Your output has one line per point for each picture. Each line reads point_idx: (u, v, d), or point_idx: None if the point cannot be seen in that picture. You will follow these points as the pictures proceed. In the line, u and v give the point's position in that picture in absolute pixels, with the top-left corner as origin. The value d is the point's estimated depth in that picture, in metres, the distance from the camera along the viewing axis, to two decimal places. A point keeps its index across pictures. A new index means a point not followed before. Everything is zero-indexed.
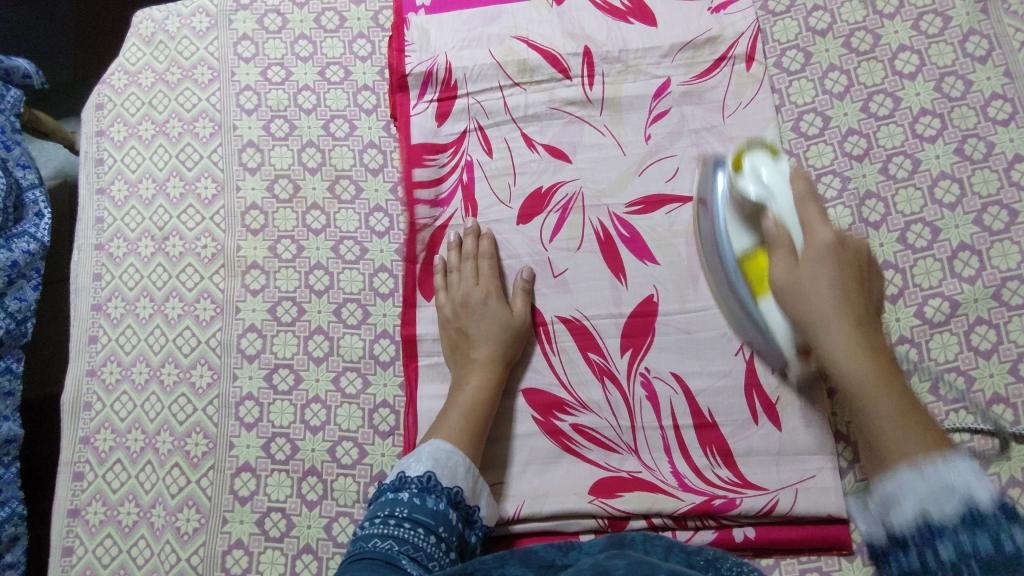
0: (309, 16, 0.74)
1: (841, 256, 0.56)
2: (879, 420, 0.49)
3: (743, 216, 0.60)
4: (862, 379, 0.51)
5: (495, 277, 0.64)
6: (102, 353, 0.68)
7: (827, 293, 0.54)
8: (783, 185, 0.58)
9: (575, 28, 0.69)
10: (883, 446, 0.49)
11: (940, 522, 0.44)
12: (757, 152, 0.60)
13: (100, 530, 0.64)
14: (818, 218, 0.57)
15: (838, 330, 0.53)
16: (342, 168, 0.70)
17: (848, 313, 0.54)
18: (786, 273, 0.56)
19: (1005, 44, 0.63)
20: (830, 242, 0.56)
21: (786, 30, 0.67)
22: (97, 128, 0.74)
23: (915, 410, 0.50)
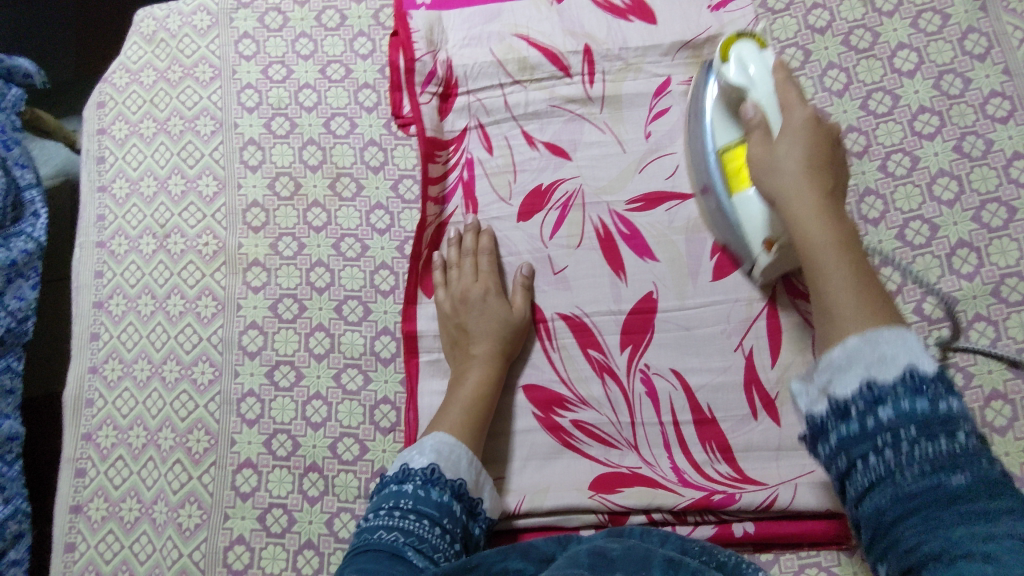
0: (310, 15, 0.75)
1: (818, 134, 0.54)
2: (814, 240, 0.50)
3: (727, 108, 0.60)
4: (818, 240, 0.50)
5: (493, 273, 0.64)
6: (104, 350, 0.68)
7: (795, 160, 0.53)
8: (764, 83, 0.57)
9: (576, 26, 0.69)
10: (825, 273, 0.48)
11: (881, 385, 0.42)
12: (747, 40, 0.58)
13: (102, 527, 0.64)
14: (799, 103, 0.55)
15: (807, 199, 0.51)
16: (343, 165, 0.70)
17: (819, 176, 0.52)
18: (762, 150, 0.55)
19: (1004, 42, 0.64)
20: (807, 119, 0.54)
21: (785, 28, 0.68)
22: (99, 126, 0.74)
23: (874, 286, 0.47)
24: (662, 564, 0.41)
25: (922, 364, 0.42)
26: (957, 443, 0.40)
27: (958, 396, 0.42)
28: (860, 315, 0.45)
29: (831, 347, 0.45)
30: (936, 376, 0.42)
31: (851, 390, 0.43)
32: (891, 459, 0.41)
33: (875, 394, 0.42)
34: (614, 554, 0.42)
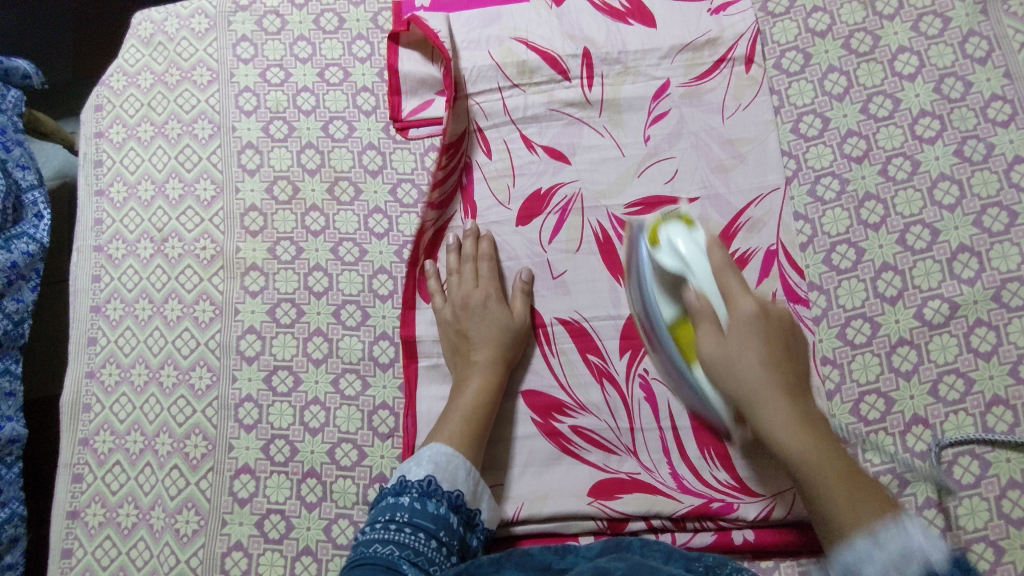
0: (308, 18, 0.74)
1: (768, 328, 0.53)
2: (816, 462, 0.47)
3: (666, 286, 0.58)
4: (796, 455, 0.48)
5: (492, 278, 0.64)
6: (101, 355, 0.68)
7: (752, 364, 0.52)
8: (701, 258, 0.55)
9: (575, 30, 0.69)
10: (812, 494, 0.47)
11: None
12: (675, 224, 0.58)
13: (99, 532, 0.64)
14: (743, 294, 0.54)
15: (772, 406, 0.50)
16: (342, 169, 0.70)
17: (780, 370, 0.52)
18: (714, 348, 0.54)
19: (1005, 45, 0.63)
20: (756, 313, 0.53)
21: (785, 31, 0.67)
22: (96, 129, 0.74)
23: (836, 448, 0.49)
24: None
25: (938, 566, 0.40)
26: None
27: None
28: (848, 497, 0.45)
29: (838, 545, 0.44)
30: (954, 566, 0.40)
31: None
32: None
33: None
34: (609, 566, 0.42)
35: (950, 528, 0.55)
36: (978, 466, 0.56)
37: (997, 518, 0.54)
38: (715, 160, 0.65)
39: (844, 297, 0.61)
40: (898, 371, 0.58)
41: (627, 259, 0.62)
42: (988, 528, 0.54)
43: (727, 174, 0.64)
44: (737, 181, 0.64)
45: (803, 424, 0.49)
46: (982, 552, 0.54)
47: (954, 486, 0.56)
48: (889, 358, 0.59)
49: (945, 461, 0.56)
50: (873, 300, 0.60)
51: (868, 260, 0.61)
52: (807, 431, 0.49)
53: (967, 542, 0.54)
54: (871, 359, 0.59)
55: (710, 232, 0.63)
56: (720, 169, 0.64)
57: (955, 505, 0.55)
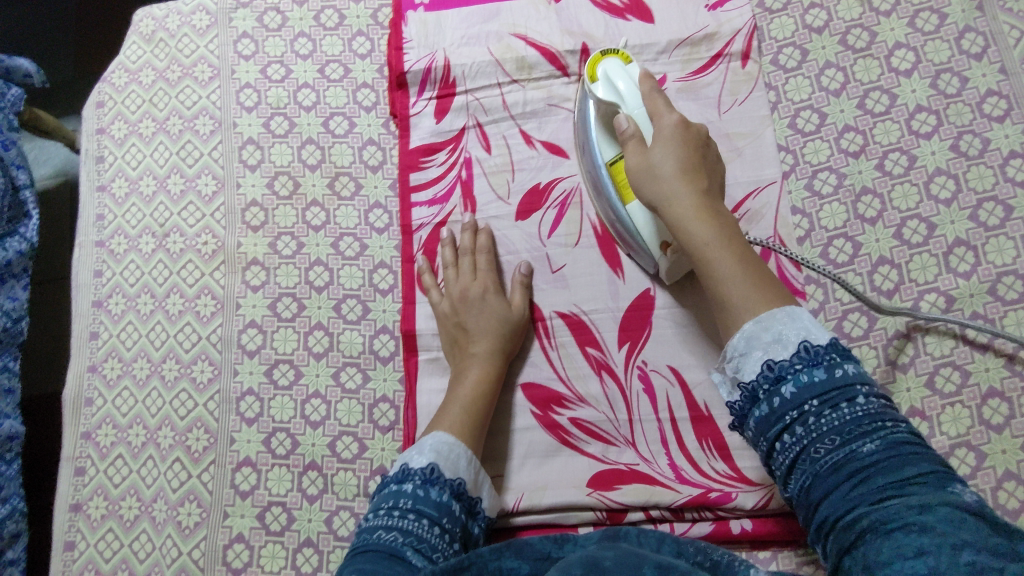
0: (309, 14, 0.75)
1: (688, 136, 0.55)
2: (717, 258, 0.50)
3: (605, 125, 0.61)
4: (698, 245, 0.51)
5: (490, 270, 0.65)
6: (103, 349, 0.68)
7: (671, 158, 0.53)
8: (633, 91, 0.57)
9: (574, 25, 0.70)
10: (728, 299, 0.49)
11: (780, 363, 0.46)
12: (611, 59, 0.60)
13: (102, 525, 0.64)
14: (666, 108, 0.56)
15: (688, 207, 0.52)
16: (342, 164, 0.70)
17: (693, 175, 0.53)
18: (638, 158, 0.55)
19: (1001, 41, 0.64)
20: (677, 125, 0.55)
21: (783, 28, 0.68)
22: (98, 125, 0.75)
23: (743, 247, 0.51)
24: (649, 564, 0.41)
25: (813, 338, 0.47)
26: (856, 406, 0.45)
27: (852, 362, 0.46)
28: (754, 300, 0.49)
29: (732, 333, 0.49)
30: (830, 347, 0.46)
31: (751, 375, 0.47)
32: (806, 435, 0.45)
33: (777, 373, 0.46)
34: (607, 553, 0.43)
35: None
36: (974, 457, 0.56)
37: (993, 508, 0.55)
38: None
39: (841, 290, 0.61)
40: (894, 364, 0.59)
41: (579, 119, 0.64)
42: None
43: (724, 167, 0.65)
44: (734, 174, 0.65)
45: (709, 216, 0.51)
46: None
47: None
48: (886, 351, 0.59)
49: (942, 452, 0.57)
50: (870, 294, 0.61)
51: (865, 254, 0.61)
52: (712, 219, 0.51)
53: None
54: (868, 352, 0.60)
55: None
56: None
57: None
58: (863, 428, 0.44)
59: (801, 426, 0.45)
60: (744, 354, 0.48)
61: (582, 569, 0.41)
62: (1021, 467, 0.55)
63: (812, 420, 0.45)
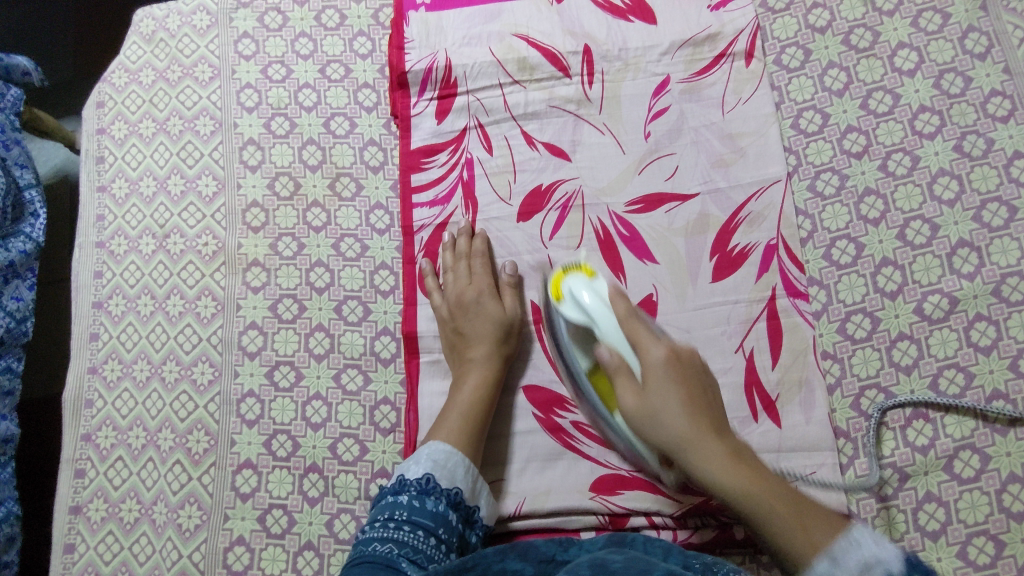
0: (309, 14, 0.75)
1: (681, 369, 0.53)
2: (763, 503, 0.48)
3: (580, 337, 0.59)
4: (740, 499, 0.49)
5: (483, 272, 0.64)
6: (103, 350, 0.68)
7: (678, 415, 0.52)
8: (601, 307, 0.56)
9: (576, 26, 0.69)
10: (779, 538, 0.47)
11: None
12: (574, 276, 0.59)
13: (102, 528, 0.64)
14: (651, 338, 0.54)
15: (704, 448, 0.51)
16: (343, 165, 0.70)
17: (702, 414, 0.52)
18: (636, 402, 0.53)
19: (1005, 41, 0.63)
20: (666, 360, 0.53)
21: (786, 27, 0.68)
22: (98, 126, 0.74)
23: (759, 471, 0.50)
24: (658, 570, 0.41)
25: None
26: None
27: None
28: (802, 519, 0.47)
29: None
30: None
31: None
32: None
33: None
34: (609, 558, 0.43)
35: (951, 522, 0.55)
36: (979, 460, 0.56)
37: (998, 512, 0.55)
38: (715, 156, 0.65)
39: (844, 292, 0.61)
40: (898, 366, 0.59)
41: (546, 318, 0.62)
42: (988, 522, 0.54)
43: (727, 169, 0.64)
44: (737, 176, 0.64)
45: (734, 458, 0.50)
46: (982, 546, 0.54)
47: (955, 481, 0.56)
48: (889, 352, 0.59)
49: (946, 455, 0.56)
50: (873, 295, 0.60)
51: (867, 256, 0.61)
52: (740, 464, 0.50)
53: (968, 536, 0.54)
54: (872, 354, 0.59)
55: (711, 227, 0.63)
56: (720, 165, 0.65)
57: (957, 499, 0.55)
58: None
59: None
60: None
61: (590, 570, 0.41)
62: None
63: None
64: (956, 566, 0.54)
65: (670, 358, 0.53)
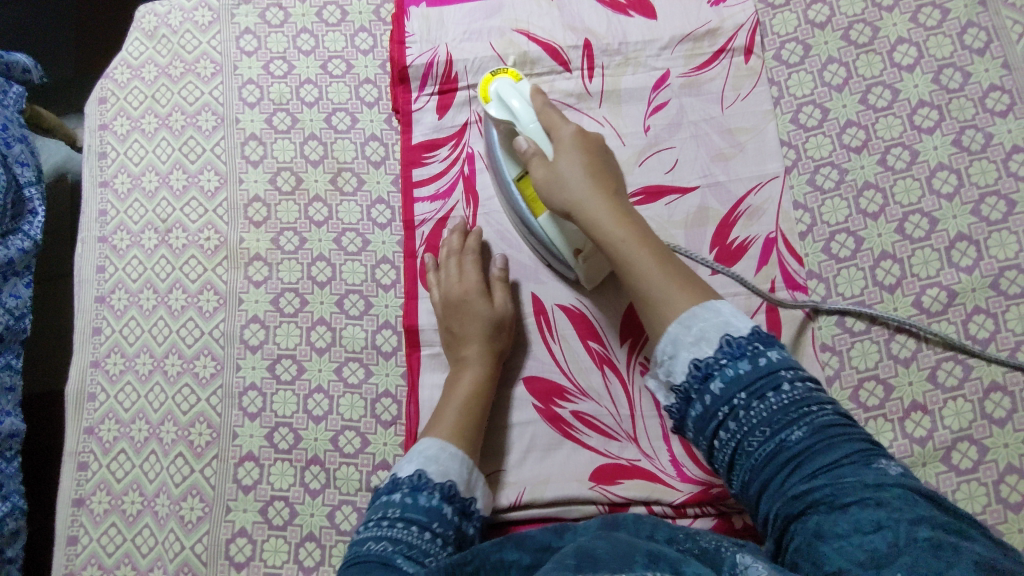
0: (310, 11, 0.75)
1: (587, 145, 0.59)
2: (650, 274, 0.52)
3: (507, 139, 0.63)
4: (626, 250, 0.53)
5: (475, 272, 0.64)
6: (105, 344, 0.69)
7: (580, 176, 0.57)
8: (526, 109, 0.60)
9: (576, 21, 0.70)
10: (657, 305, 0.51)
11: (704, 359, 0.48)
12: (502, 78, 0.62)
13: (104, 520, 0.64)
14: (563, 121, 0.60)
15: (601, 206, 0.55)
16: (344, 160, 0.70)
17: (603, 181, 0.57)
18: (546, 172, 0.58)
19: (1003, 36, 0.64)
20: (575, 137, 0.58)
21: (785, 23, 0.68)
22: (100, 121, 0.75)
23: (648, 234, 0.55)
24: (641, 551, 0.41)
25: (734, 329, 0.48)
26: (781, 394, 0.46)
27: (775, 348, 0.48)
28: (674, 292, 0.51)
29: (660, 338, 0.51)
30: (751, 337, 0.48)
31: (682, 376, 0.49)
32: (737, 430, 0.47)
33: (704, 371, 0.48)
34: (601, 541, 0.43)
35: None
36: (976, 451, 0.56)
37: (995, 503, 0.55)
38: (715, 149, 0.65)
39: (843, 285, 0.61)
40: (896, 358, 0.59)
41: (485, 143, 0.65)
42: (985, 512, 0.55)
43: (726, 163, 0.65)
44: (737, 169, 0.65)
45: (623, 218, 0.55)
46: None
47: (953, 472, 0.56)
48: (888, 345, 0.59)
49: (944, 446, 0.57)
50: (871, 288, 0.61)
51: (866, 249, 0.62)
52: (629, 223, 0.55)
53: None
54: (870, 346, 0.60)
55: (710, 220, 0.64)
56: (720, 159, 0.65)
57: (954, 490, 0.56)
58: (789, 417, 0.45)
59: (733, 422, 0.47)
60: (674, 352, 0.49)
61: (576, 561, 0.40)
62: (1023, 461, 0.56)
63: (744, 414, 0.46)
64: None
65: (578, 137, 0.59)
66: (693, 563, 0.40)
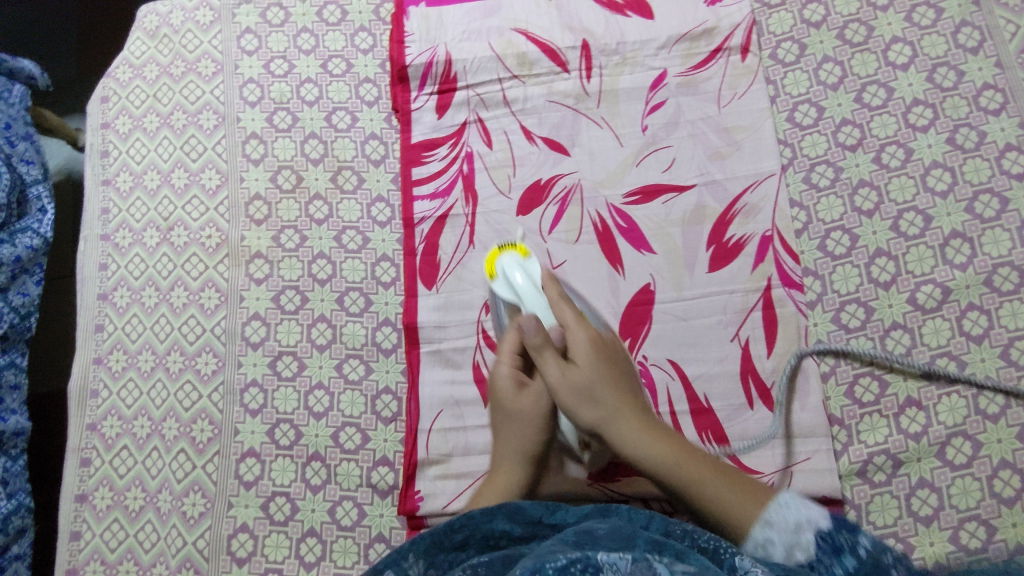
0: (311, 10, 0.76)
1: (604, 352, 0.56)
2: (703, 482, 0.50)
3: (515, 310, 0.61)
4: (671, 471, 0.51)
5: (509, 357, 0.59)
6: (108, 341, 0.69)
7: (614, 398, 0.54)
8: (532, 291, 0.59)
9: (574, 22, 0.70)
10: (724, 516, 0.48)
11: (806, 559, 0.44)
12: (509, 253, 0.62)
13: (107, 515, 0.65)
14: (578, 323, 0.57)
15: (629, 418, 0.54)
16: (344, 159, 0.71)
17: (630, 396, 0.55)
18: (566, 376, 0.55)
19: (997, 35, 0.64)
20: (592, 342, 0.56)
21: (781, 22, 0.68)
22: (102, 120, 0.75)
23: (681, 443, 0.53)
24: (641, 536, 0.42)
25: (816, 519, 0.45)
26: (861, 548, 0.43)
27: (862, 533, 0.44)
28: (733, 490, 0.50)
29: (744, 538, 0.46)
30: (837, 526, 0.45)
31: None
32: None
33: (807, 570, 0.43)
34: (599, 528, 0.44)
35: (943, 507, 0.56)
36: (970, 447, 0.57)
37: (989, 498, 0.56)
38: (711, 148, 0.66)
39: (839, 282, 0.62)
40: (891, 355, 0.60)
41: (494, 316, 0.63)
42: (979, 508, 0.55)
43: (723, 161, 0.65)
44: (733, 168, 0.65)
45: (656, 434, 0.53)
46: (974, 531, 0.55)
47: (947, 467, 0.57)
48: (883, 342, 0.60)
49: (938, 442, 0.57)
50: (867, 285, 0.61)
51: (862, 246, 0.62)
52: (661, 437, 0.53)
53: (960, 521, 0.55)
54: (865, 343, 0.60)
55: (707, 218, 0.64)
56: (716, 157, 0.66)
57: (949, 485, 0.56)
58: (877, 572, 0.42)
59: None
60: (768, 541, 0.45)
61: (575, 537, 0.43)
62: (1017, 456, 0.56)
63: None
64: (948, 550, 0.55)
65: (596, 347, 0.56)
66: (695, 554, 0.40)
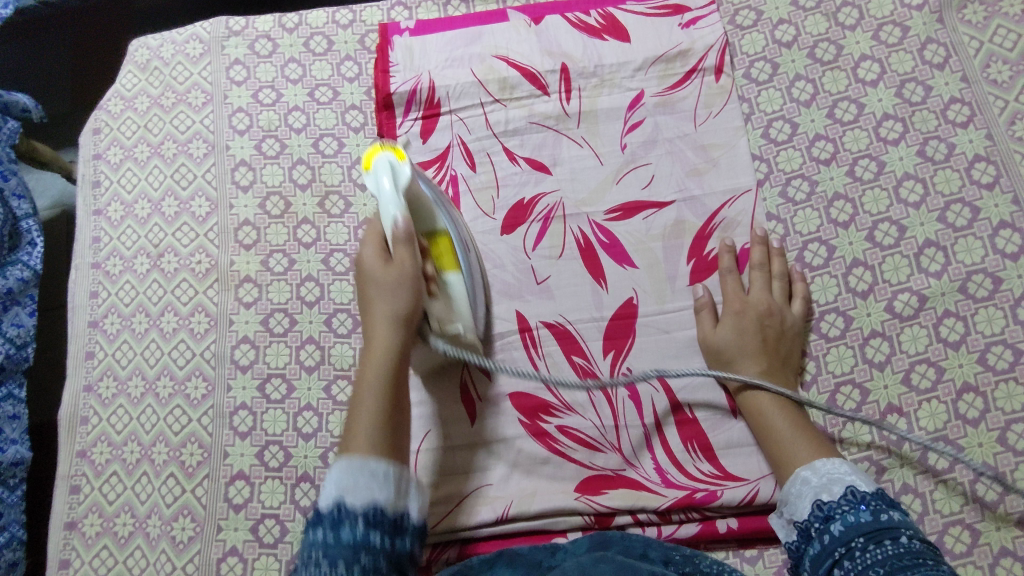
0: (298, 41, 0.78)
1: (792, 339, 0.61)
2: (795, 437, 0.56)
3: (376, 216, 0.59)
4: (785, 425, 0.57)
5: (374, 241, 0.57)
6: (98, 368, 0.70)
7: (753, 353, 0.60)
8: (392, 193, 0.56)
9: (553, 46, 0.72)
10: (794, 462, 0.55)
11: (828, 503, 0.51)
12: (383, 153, 0.58)
13: (97, 542, 0.65)
14: (789, 305, 0.62)
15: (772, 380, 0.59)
16: (332, 184, 0.72)
17: (772, 361, 0.60)
18: (710, 327, 0.62)
19: (961, 51, 0.67)
20: (787, 327, 0.61)
21: (754, 43, 0.71)
22: (94, 151, 0.77)
23: (807, 424, 0.57)
24: None
25: (859, 484, 0.51)
26: (886, 518, 0.48)
27: (898, 511, 0.49)
28: (815, 451, 0.55)
29: (786, 482, 0.54)
30: (874, 493, 0.50)
31: (805, 514, 0.52)
32: (853, 567, 0.47)
33: (826, 513, 0.50)
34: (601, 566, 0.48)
35: (928, 512, 0.57)
36: (952, 451, 0.58)
37: (972, 502, 0.56)
38: (690, 165, 0.67)
39: (818, 293, 0.63)
40: (871, 363, 0.60)
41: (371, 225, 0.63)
42: (962, 512, 0.56)
43: (700, 178, 0.67)
44: (711, 183, 0.67)
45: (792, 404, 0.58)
46: (958, 535, 0.56)
47: (929, 472, 0.57)
48: (863, 350, 0.61)
49: (920, 448, 0.58)
50: (845, 295, 0.62)
51: (839, 257, 0.64)
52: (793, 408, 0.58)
53: (945, 526, 0.56)
54: (846, 351, 0.61)
55: (687, 233, 0.66)
56: (694, 174, 0.67)
57: (932, 489, 0.57)
58: (888, 534, 0.47)
59: (848, 561, 0.47)
60: (804, 480, 0.53)
61: None
62: (998, 459, 0.57)
63: (860, 556, 0.47)
64: None
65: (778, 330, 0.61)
66: None
